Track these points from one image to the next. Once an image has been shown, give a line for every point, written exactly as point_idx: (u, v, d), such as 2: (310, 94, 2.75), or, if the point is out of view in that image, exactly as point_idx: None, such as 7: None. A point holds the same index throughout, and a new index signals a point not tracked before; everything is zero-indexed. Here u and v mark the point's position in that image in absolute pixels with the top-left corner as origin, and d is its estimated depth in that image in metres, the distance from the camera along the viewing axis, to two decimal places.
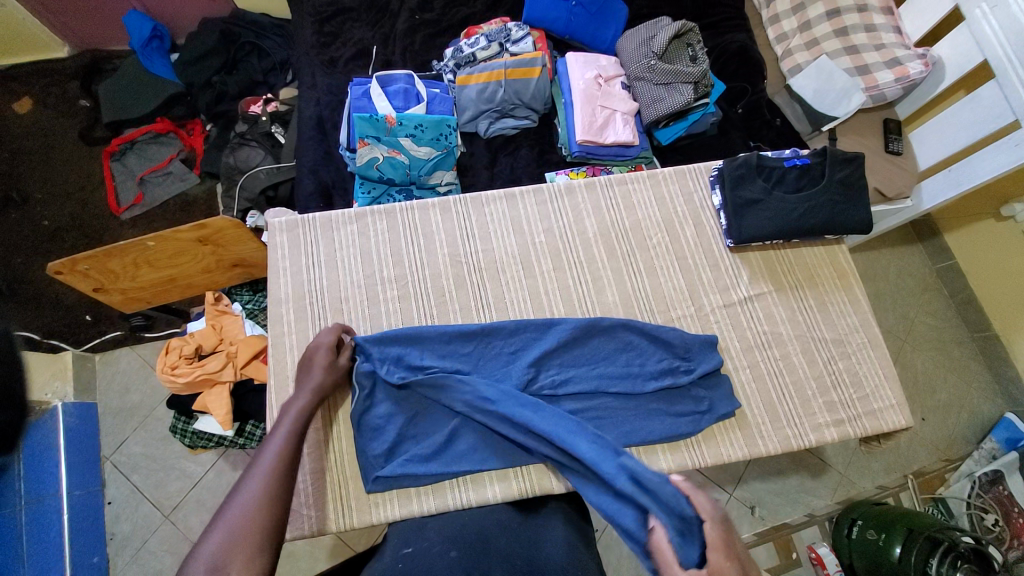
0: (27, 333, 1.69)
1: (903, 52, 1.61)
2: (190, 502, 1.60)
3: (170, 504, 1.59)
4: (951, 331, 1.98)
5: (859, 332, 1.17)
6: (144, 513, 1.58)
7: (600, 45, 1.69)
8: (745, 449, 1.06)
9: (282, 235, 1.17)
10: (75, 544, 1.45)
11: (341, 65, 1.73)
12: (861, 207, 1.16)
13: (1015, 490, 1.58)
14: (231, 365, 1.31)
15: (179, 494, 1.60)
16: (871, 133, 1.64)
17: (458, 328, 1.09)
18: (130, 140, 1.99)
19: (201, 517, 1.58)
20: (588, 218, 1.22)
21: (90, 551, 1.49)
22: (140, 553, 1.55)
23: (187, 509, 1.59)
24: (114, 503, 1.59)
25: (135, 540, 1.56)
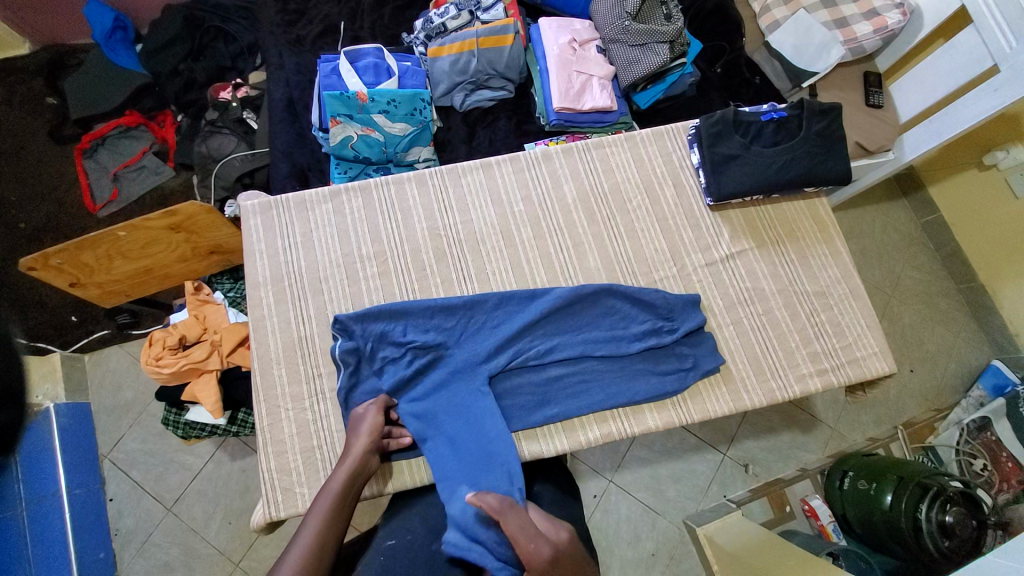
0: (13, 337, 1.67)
1: (880, 2, 1.58)
2: (190, 494, 1.61)
3: (171, 497, 1.59)
4: (937, 283, 2.00)
5: (841, 284, 1.17)
6: (146, 508, 1.59)
7: (573, 9, 1.65)
8: (732, 404, 1.07)
9: (255, 218, 1.15)
10: (79, 541, 1.45)
11: (309, 43, 1.68)
12: (839, 158, 1.15)
13: (1002, 435, 1.64)
14: (217, 353, 1.30)
15: (179, 487, 1.61)
16: (850, 87, 1.63)
17: (441, 302, 1.09)
18: (100, 134, 1.94)
19: (203, 508, 1.60)
20: (566, 184, 1.21)
21: (96, 548, 1.50)
22: (146, 547, 1.56)
23: (189, 501, 1.60)
24: (115, 500, 1.59)
25: (140, 535, 1.57)
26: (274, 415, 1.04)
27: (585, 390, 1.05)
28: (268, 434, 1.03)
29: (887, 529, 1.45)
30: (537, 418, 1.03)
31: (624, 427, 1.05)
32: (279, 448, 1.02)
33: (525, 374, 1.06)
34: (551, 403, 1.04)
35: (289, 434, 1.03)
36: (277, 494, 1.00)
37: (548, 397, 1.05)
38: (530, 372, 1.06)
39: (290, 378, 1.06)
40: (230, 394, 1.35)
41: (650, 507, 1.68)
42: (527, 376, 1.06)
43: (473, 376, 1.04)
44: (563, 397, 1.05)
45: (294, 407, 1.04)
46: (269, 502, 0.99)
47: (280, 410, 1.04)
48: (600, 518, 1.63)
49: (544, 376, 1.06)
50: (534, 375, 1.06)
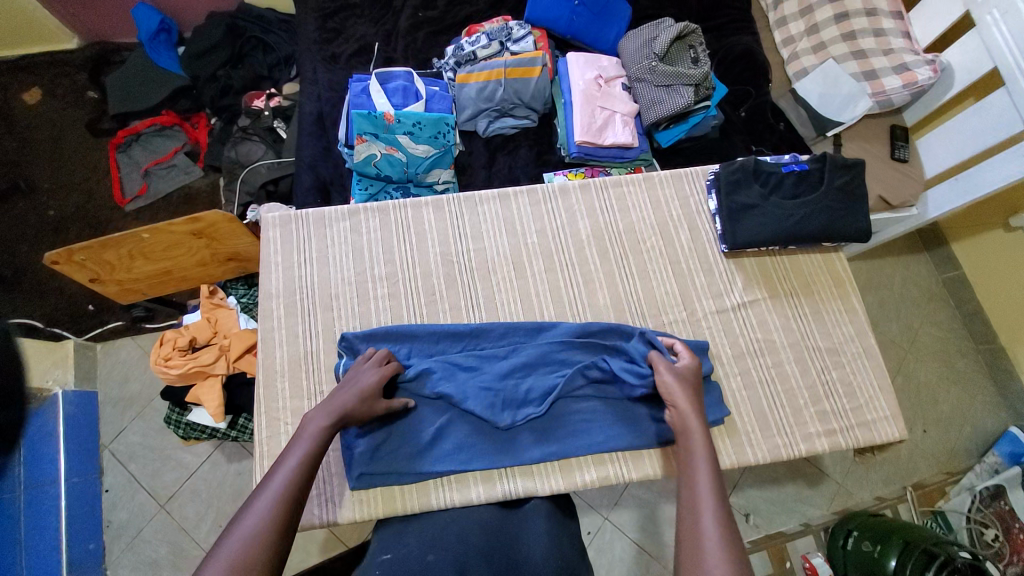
0: (31, 321, 1.71)
1: (912, 57, 1.56)
2: (184, 493, 1.61)
3: (166, 494, 1.60)
4: (956, 342, 1.94)
5: (854, 342, 1.15)
6: (140, 502, 1.60)
7: (602, 45, 1.68)
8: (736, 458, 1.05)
9: (274, 230, 1.17)
10: (71, 529, 1.46)
11: (343, 61, 1.73)
12: (860, 215, 1.14)
13: (1017, 505, 1.53)
14: (224, 359, 1.31)
15: (174, 485, 1.61)
16: (877, 139, 1.62)
17: (448, 328, 1.09)
18: (136, 131, 2.01)
19: (196, 508, 1.60)
20: (582, 220, 1.21)
21: (86, 538, 1.51)
22: (136, 542, 1.56)
23: (182, 500, 1.60)
24: (110, 492, 1.60)
25: (132, 530, 1.57)
26: (273, 428, 1.04)
27: (587, 425, 1.05)
28: (265, 447, 1.03)
29: None
30: (531, 455, 1.02)
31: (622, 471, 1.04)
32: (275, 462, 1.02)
33: (538, 401, 1.05)
34: (553, 433, 1.04)
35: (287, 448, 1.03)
36: None
37: (551, 428, 1.04)
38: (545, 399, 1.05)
39: (292, 392, 1.06)
40: (233, 398, 1.36)
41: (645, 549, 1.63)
42: (539, 405, 1.05)
43: (490, 398, 1.03)
44: (563, 433, 1.04)
45: (293, 421, 1.04)
46: None
47: (280, 424, 1.04)
48: (594, 556, 1.59)
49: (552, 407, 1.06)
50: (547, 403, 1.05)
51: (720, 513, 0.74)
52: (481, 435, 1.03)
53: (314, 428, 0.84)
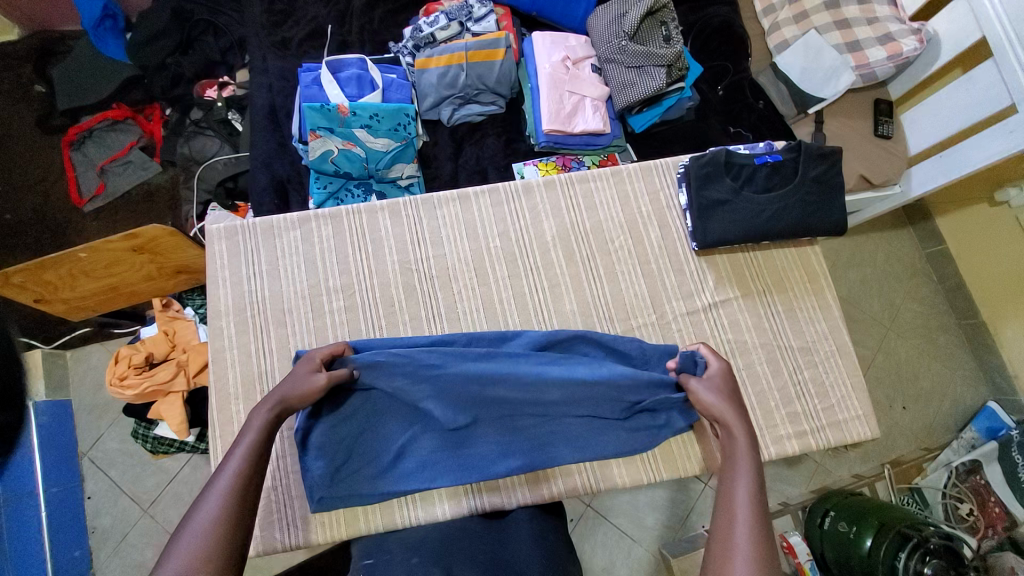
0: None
1: (897, 26, 1.49)
2: (168, 498, 1.57)
3: (148, 499, 1.56)
4: (938, 318, 1.92)
5: (827, 340, 1.12)
6: (123, 507, 1.56)
7: (570, 21, 1.57)
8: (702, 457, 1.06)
9: (220, 243, 1.11)
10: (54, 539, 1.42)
11: (295, 46, 1.61)
12: (835, 207, 1.09)
13: (993, 479, 1.55)
14: (183, 375, 1.28)
15: (156, 489, 1.57)
16: (860, 115, 1.54)
17: (408, 343, 1.03)
18: (88, 128, 1.86)
19: (180, 511, 1.56)
20: (546, 220, 1.15)
21: (71, 547, 1.46)
22: (122, 547, 1.53)
23: (165, 504, 1.56)
24: (93, 499, 1.56)
25: (117, 535, 1.54)
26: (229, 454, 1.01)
27: (551, 421, 1.02)
28: None
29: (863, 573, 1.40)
30: (497, 469, 0.98)
31: (589, 481, 1.04)
32: None
33: (506, 401, 0.99)
34: (517, 428, 1.01)
35: None
36: None
37: (514, 421, 1.01)
38: (515, 400, 0.99)
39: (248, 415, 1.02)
40: (199, 414, 1.31)
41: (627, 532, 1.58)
42: (505, 403, 0.99)
43: (455, 396, 0.98)
44: (526, 444, 1.01)
45: None
46: None
47: None
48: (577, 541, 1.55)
49: (518, 412, 0.99)
50: (514, 399, 0.99)
51: (754, 520, 0.71)
52: (445, 452, 0.99)
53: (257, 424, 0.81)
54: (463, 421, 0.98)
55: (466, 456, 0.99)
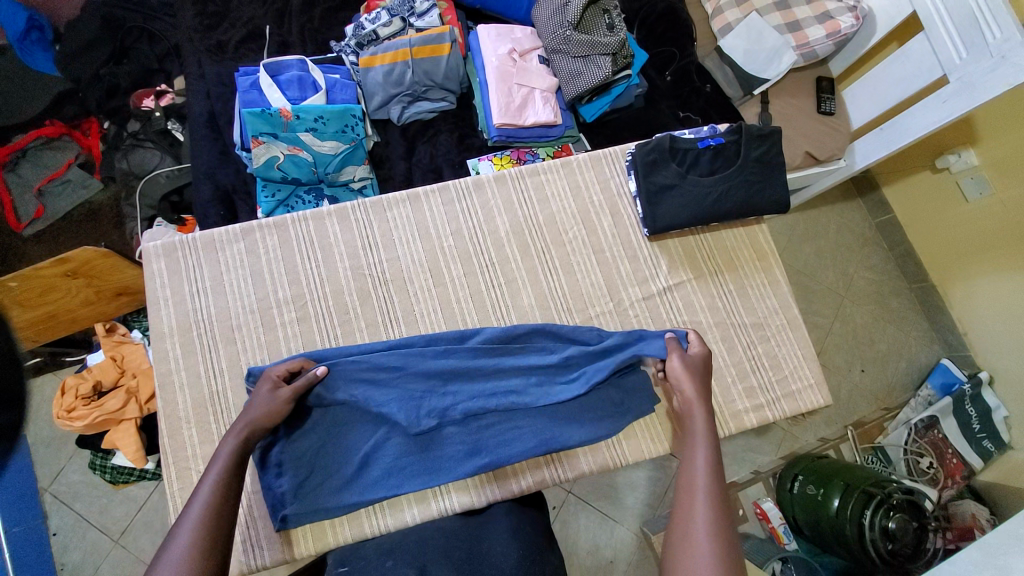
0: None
1: (834, 4, 1.51)
2: (139, 526, 1.47)
3: (117, 529, 1.45)
4: (890, 283, 2.00)
5: (778, 314, 1.15)
6: (92, 540, 1.45)
7: (515, 13, 1.56)
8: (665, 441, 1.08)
9: (160, 261, 1.06)
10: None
11: (232, 49, 1.55)
12: (777, 185, 1.11)
13: (948, 432, 1.68)
14: (134, 402, 1.23)
15: (125, 518, 1.47)
16: (803, 93, 1.59)
17: (364, 351, 1.02)
18: (20, 147, 1.72)
19: (153, 539, 1.46)
20: (499, 215, 1.15)
21: None
22: None
23: (136, 533, 1.46)
24: (59, 535, 1.45)
25: (87, 569, 1.43)
26: (184, 479, 0.98)
27: (516, 414, 1.02)
28: (180, 499, 0.98)
29: (833, 532, 1.44)
30: (466, 469, 0.97)
31: (558, 473, 1.04)
32: None
33: (469, 398, 1.01)
34: (482, 423, 1.01)
35: None
36: None
37: (478, 415, 1.01)
38: (477, 395, 1.01)
39: (202, 438, 1.00)
40: (155, 439, 1.28)
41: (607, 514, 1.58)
42: (469, 398, 1.01)
43: (417, 400, 0.99)
44: (495, 442, 1.00)
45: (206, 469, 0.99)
46: None
47: (191, 473, 0.99)
48: (560, 529, 1.54)
49: (483, 408, 1.00)
50: (476, 393, 1.01)
51: (711, 508, 0.73)
52: (411, 457, 0.98)
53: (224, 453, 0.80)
54: (426, 424, 0.97)
55: (432, 459, 0.98)
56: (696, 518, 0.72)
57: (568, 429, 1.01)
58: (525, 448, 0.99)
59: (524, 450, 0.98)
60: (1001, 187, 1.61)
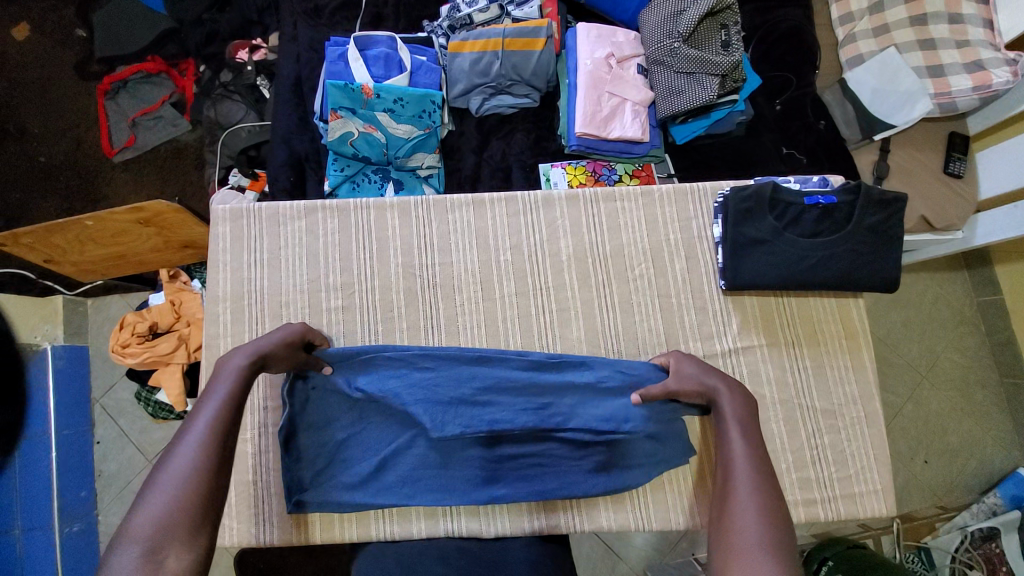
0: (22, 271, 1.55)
1: (989, 53, 1.31)
2: None
3: (153, 451, 1.53)
4: (978, 371, 1.76)
5: (857, 405, 1.02)
6: (128, 456, 1.53)
7: (620, 14, 1.44)
8: (698, 504, 1.00)
9: (224, 226, 1.08)
10: (62, 480, 1.41)
11: (327, 15, 1.53)
12: (887, 262, 0.96)
13: (1008, 549, 1.46)
14: (184, 349, 1.30)
15: (162, 442, 1.54)
16: (933, 147, 1.37)
17: (399, 352, 0.97)
18: (123, 78, 1.80)
19: None
20: (564, 237, 1.07)
21: (78, 488, 1.45)
22: (124, 493, 1.51)
23: None
24: (103, 443, 1.54)
25: (120, 481, 1.52)
26: None
27: (545, 441, 0.95)
28: None
29: None
30: (478, 497, 0.94)
31: (574, 522, 0.98)
32: None
33: (500, 411, 0.93)
34: (504, 445, 0.95)
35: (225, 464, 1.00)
36: None
37: (502, 437, 0.95)
38: (509, 411, 0.93)
39: None
40: (197, 385, 1.35)
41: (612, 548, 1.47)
42: (501, 410, 0.93)
43: (444, 408, 0.92)
44: (514, 475, 0.96)
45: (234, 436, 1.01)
46: (259, 524, 0.98)
47: None
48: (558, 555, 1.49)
49: (511, 425, 0.91)
50: (507, 407, 0.93)
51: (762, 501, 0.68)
52: (427, 469, 0.95)
53: (228, 377, 0.77)
54: (450, 432, 0.90)
55: (446, 476, 0.95)
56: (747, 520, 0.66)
57: (592, 480, 0.96)
58: (537, 488, 0.95)
59: (536, 489, 0.95)
60: None
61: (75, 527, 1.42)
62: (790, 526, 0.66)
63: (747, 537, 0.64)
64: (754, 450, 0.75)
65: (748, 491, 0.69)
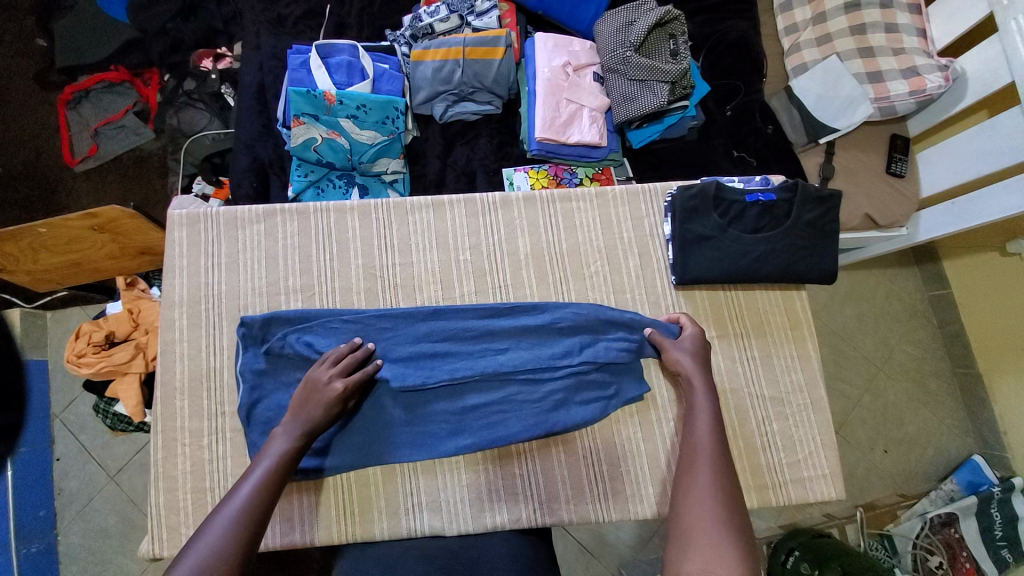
0: None
1: (923, 60, 1.39)
2: (135, 466, 1.49)
3: (115, 466, 1.47)
4: (933, 363, 1.84)
5: (803, 392, 1.06)
6: (90, 473, 1.47)
7: (577, 24, 1.50)
8: (675, 440, 1.03)
9: (181, 230, 1.07)
10: (19, 498, 1.36)
11: (290, 24, 1.55)
12: (826, 257, 1.02)
13: (966, 534, 1.54)
14: (142, 357, 1.27)
15: (123, 457, 1.48)
16: (872, 149, 1.46)
17: (356, 314, 1.02)
18: (85, 87, 1.77)
19: (145, 481, 1.48)
20: (521, 237, 1.10)
21: (35, 506, 1.40)
22: (86, 511, 1.45)
23: (132, 473, 1.48)
24: (62, 461, 1.48)
25: (81, 499, 1.46)
26: (169, 449, 0.99)
27: (505, 385, 1.01)
28: (160, 468, 0.99)
29: None
30: (447, 447, 0.98)
31: (536, 515, 1.00)
32: (170, 483, 0.98)
33: (458, 359, 1.01)
34: (468, 395, 1.01)
35: (182, 470, 0.99)
36: (162, 532, 0.97)
37: (465, 387, 1.01)
38: (466, 358, 1.01)
39: (192, 411, 1.01)
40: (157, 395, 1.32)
41: (587, 547, 1.49)
42: (459, 359, 1.01)
43: (405, 360, 1.00)
44: (479, 423, 1.00)
45: (191, 443, 0.99)
46: None
47: (176, 445, 0.99)
48: None
49: (470, 371, 0.99)
50: (465, 355, 1.01)
51: (715, 475, 0.79)
52: (393, 428, 0.99)
53: (273, 455, 0.85)
54: (411, 382, 0.98)
55: (413, 428, 0.99)
56: (701, 499, 0.76)
57: (558, 415, 1.00)
58: (505, 428, 0.99)
59: (503, 431, 0.99)
60: None
61: (34, 547, 1.38)
62: (743, 509, 0.76)
63: (704, 518, 0.74)
64: (715, 431, 0.86)
65: (708, 472, 0.79)
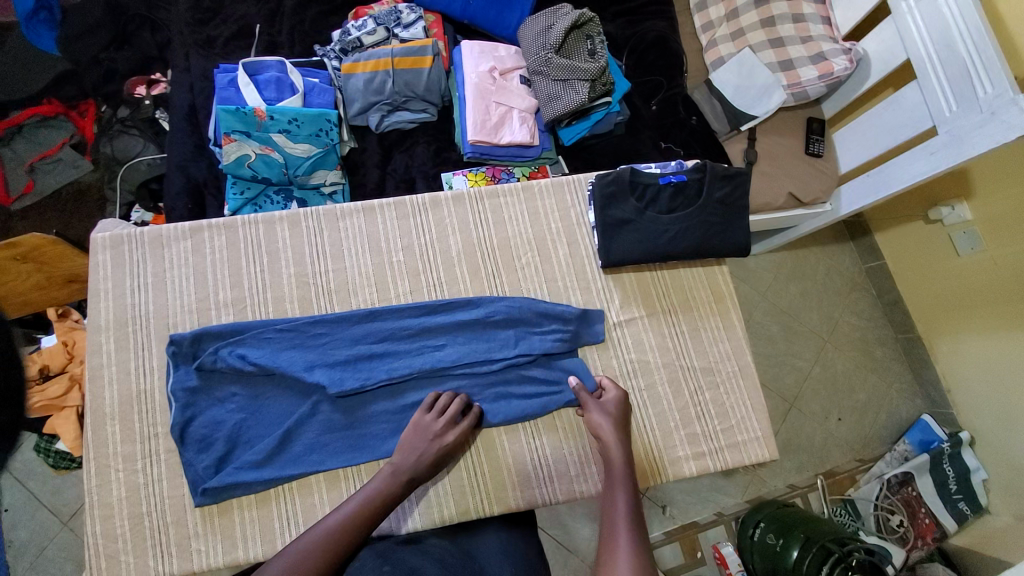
0: None
1: (829, 45, 1.49)
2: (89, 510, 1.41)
3: (68, 511, 1.40)
4: (876, 331, 1.92)
5: (730, 361, 1.12)
6: (41, 520, 1.40)
7: (502, 30, 1.56)
8: None
9: (105, 253, 1.06)
10: None
11: (220, 45, 1.55)
12: (738, 230, 1.08)
13: (923, 489, 1.60)
14: (76, 390, 1.25)
15: (77, 501, 1.41)
16: (790, 132, 1.55)
17: (290, 324, 1.03)
18: (15, 123, 1.73)
19: None
20: (452, 234, 1.13)
21: None
22: (39, 561, 1.38)
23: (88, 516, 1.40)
24: (11, 511, 1.40)
25: (32, 549, 1.38)
26: (102, 476, 0.97)
27: (445, 381, 1.03)
28: (95, 496, 0.96)
29: None
30: (389, 447, 0.98)
31: (484, 506, 1.00)
32: (106, 512, 0.96)
33: (395, 359, 1.02)
34: (408, 394, 1.02)
35: (117, 497, 0.96)
36: (99, 562, 0.94)
37: (404, 385, 1.02)
38: (404, 357, 1.02)
39: (123, 436, 0.98)
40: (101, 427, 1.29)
41: (562, 543, 1.48)
42: (397, 359, 1.02)
43: (342, 364, 1.00)
44: None
45: (125, 468, 0.97)
46: (160, 553, 0.94)
47: (110, 471, 0.97)
48: None
49: (408, 370, 1.01)
50: (402, 355, 1.02)
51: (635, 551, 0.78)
52: (333, 433, 0.99)
53: (370, 488, 0.90)
54: (349, 386, 0.98)
55: (353, 431, 0.99)
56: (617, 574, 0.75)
57: (499, 404, 1.02)
58: None
59: None
60: (992, 244, 1.54)
61: None
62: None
63: None
64: (634, 511, 0.86)
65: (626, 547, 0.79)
